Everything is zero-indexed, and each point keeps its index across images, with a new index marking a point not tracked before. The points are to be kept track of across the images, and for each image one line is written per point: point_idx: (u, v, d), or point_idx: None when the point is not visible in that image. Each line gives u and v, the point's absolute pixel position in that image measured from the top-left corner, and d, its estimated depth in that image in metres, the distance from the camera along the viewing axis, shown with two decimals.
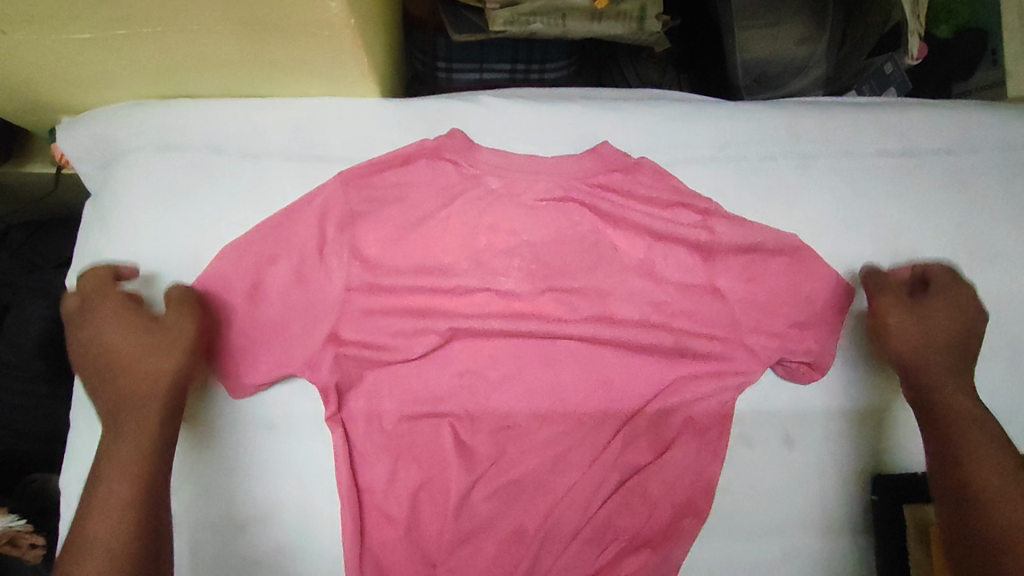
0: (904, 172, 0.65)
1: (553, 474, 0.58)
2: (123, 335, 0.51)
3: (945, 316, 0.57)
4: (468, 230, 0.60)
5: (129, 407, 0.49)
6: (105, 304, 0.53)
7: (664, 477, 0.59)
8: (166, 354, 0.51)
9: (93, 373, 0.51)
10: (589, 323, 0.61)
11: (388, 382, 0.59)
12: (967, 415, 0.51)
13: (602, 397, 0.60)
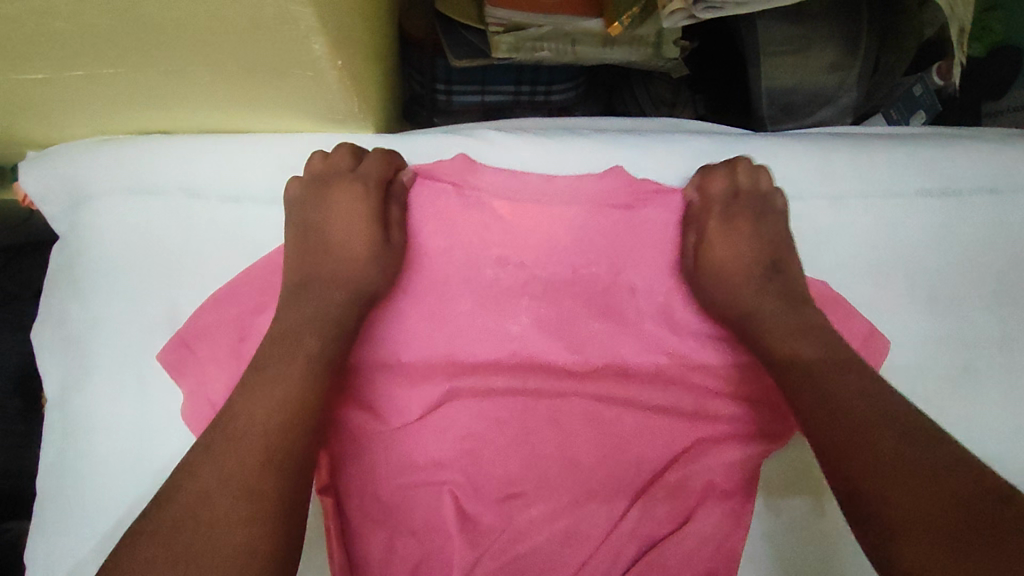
0: (944, 212, 0.60)
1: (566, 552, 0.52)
2: (349, 230, 0.55)
3: (736, 250, 0.58)
4: (471, 267, 0.57)
5: (310, 309, 0.51)
6: (356, 193, 0.55)
7: (686, 553, 0.52)
8: (374, 265, 0.54)
9: (310, 244, 0.54)
10: (601, 375, 0.56)
11: (382, 447, 0.53)
12: (815, 364, 0.49)
13: (617, 461, 0.54)
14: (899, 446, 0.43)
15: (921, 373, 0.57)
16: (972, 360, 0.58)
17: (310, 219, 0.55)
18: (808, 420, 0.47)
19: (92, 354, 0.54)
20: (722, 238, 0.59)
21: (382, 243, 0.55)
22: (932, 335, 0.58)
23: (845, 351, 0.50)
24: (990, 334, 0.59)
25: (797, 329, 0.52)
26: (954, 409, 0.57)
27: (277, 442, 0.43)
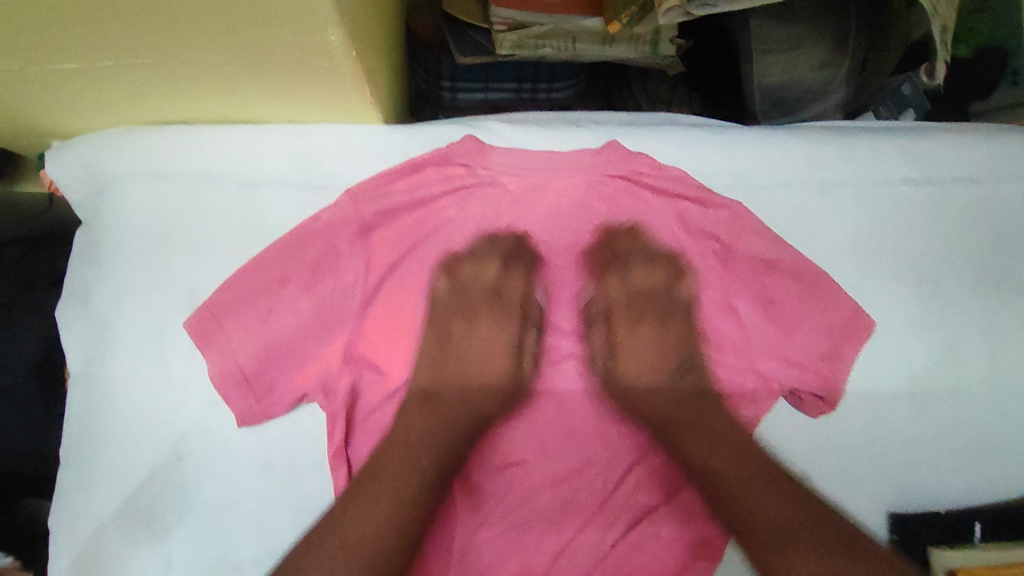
0: (926, 200, 0.63)
1: (565, 520, 0.57)
2: (487, 359, 0.61)
3: (641, 345, 0.63)
4: (483, 243, 0.60)
5: (450, 421, 0.58)
6: (508, 331, 0.61)
7: (674, 519, 0.57)
8: (501, 399, 0.59)
9: (440, 336, 0.60)
10: (598, 358, 0.61)
11: (393, 416, 0.57)
12: (728, 462, 0.57)
13: (611, 433, 0.59)
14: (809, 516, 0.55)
15: (904, 353, 0.61)
16: (954, 340, 0.62)
17: (450, 342, 0.61)
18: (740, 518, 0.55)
19: (115, 330, 0.56)
20: (628, 337, 0.63)
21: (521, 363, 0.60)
22: (914, 316, 0.62)
23: (751, 446, 0.57)
24: (970, 317, 0.62)
25: (731, 440, 0.57)
26: (930, 385, 0.61)
27: (409, 477, 0.55)
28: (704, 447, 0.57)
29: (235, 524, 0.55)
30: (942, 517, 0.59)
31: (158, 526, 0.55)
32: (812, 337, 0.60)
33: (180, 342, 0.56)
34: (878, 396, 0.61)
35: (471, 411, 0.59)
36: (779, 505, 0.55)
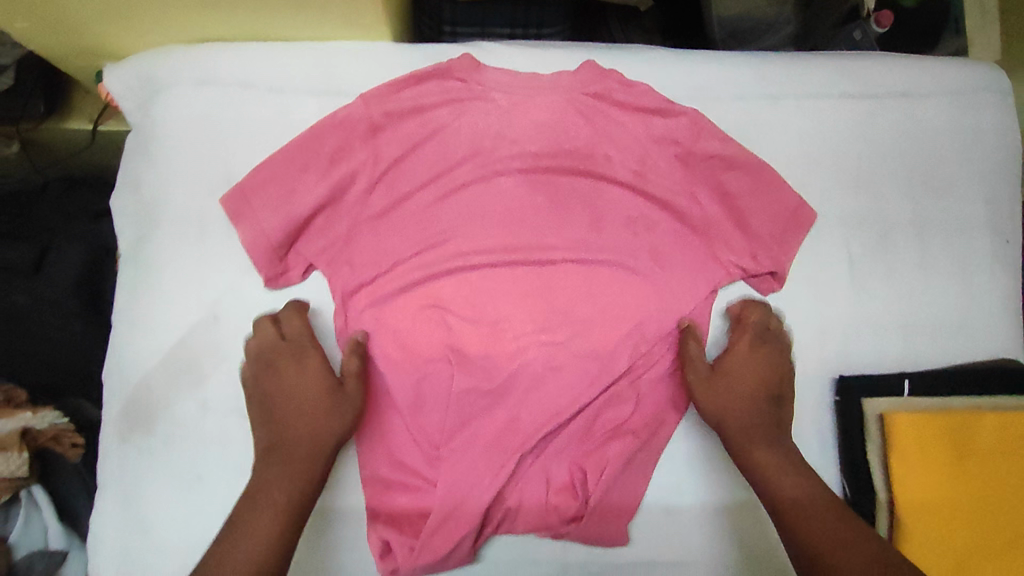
0: (865, 110, 0.72)
1: (551, 380, 0.66)
2: (300, 397, 0.60)
3: (753, 366, 0.64)
4: (475, 137, 0.67)
5: (291, 447, 0.58)
6: (312, 361, 0.62)
7: (641, 376, 0.67)
8: (328, 418, 0.60)
9: (270, 398, 0.60)
10: (585, 247, 0.68)
11: (399, 287, 0.66)
12: (781, 470, 0.60)
13: (589, 304, 0.67)
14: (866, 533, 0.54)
15: (842, 240, 0.70)
16: (887, 231, 0.71)
17: (267, 393, 0.61)
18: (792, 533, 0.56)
19: (162, 212, 0.66)
20: (718, 383, 0.63)
21: (340, 386, 0.61)
22: (851, 211, 0.71)
23: (802, 461, 0.61)
24: (901, 213, 0.71)
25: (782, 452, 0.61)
26: (868, 269, 0.70)
27: (284, 507, 0.56)
28: (771, 453, 0.61)
29: None
30: (883, 380, 0.66)
31: (198, 373, 0.64)
32: (765, 228, 0.69)
33: (216, 221, 0.66)
34: (821, 278, 0.70)
35: (309, 439, 0.59)
36: (812, 501, 0.57)
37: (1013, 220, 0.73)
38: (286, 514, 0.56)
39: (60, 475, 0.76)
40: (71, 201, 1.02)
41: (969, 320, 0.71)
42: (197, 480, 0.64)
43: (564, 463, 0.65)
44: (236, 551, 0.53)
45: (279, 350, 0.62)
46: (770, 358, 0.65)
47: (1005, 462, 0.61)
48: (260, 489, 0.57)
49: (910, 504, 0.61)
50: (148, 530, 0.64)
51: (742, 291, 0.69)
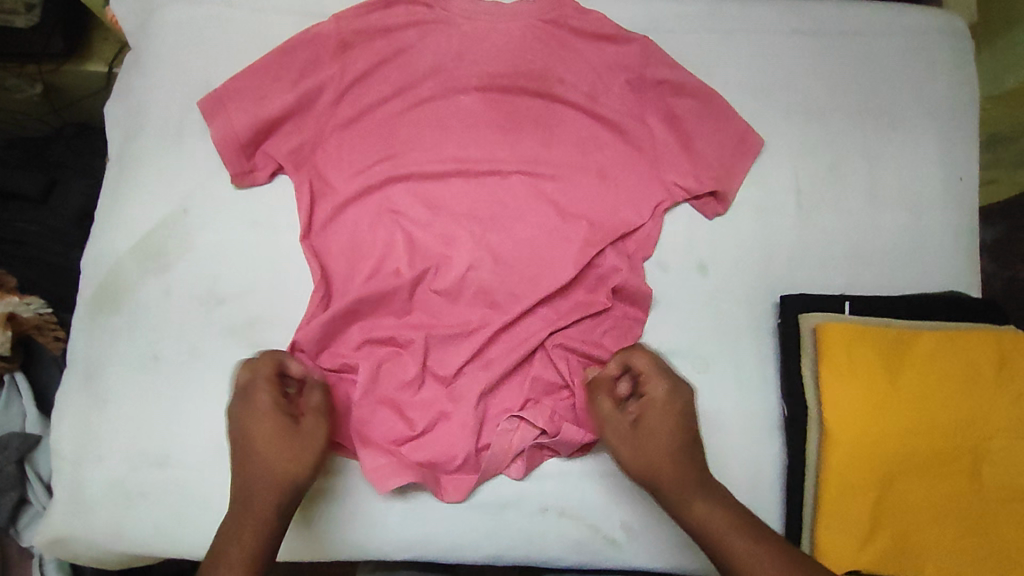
0: (815, 47, 0.74)
1: (494, 287, 0.68)
2: (268, 431, 0.57)
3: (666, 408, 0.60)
4: (437, 59, 0.72)
5: (256, 495, 0.56)
6: (260, 397, 0.58)
7: (584, 284, 0.69)
8: (294, 464, 0.57)
9: (237, 446, 0.58)
10: (535, 166, 0.71)
11: (355, 193, 0.69)
12: (732, 528, 0.55)
13: (537, 216, 0.70)
14: None
15: (790, 169, 0.72)
16: (837, 164, 0.72)
17: (235, 439, 0.58)
18: None
19: (148, 115, 0.72)
20: (637, 428, 0.60)
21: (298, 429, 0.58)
22: (801, 141, 0.72)
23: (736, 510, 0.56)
24: (851, 145, 0.72)
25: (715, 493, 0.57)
26: (815, 200, 0.71)
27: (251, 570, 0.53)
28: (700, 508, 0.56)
29: (223, 265, 0.68)
30: (826, 301, 0.66)
31: (165, 261, 0.68)
32: (712, 153, 0.71)
33: (194, 124, 0.71)
34: (767, 205, 0.71)
35: (273, 479, 0.56)
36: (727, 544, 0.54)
37: (970, 159, 0.73)
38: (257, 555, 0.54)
39: (42, 367, 0.81)
40: (82, 142, 1.09)
41: (919, 251, 0.70)
42: (155, 360, 0.67)
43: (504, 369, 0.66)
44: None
45: (261, 386, 0.59)
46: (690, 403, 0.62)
47: (934, 379, 0.60)
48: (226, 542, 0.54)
49: (840, 415, 0.59)
50: (104, 406, 0.66)
51: (688, 212, 0.71)
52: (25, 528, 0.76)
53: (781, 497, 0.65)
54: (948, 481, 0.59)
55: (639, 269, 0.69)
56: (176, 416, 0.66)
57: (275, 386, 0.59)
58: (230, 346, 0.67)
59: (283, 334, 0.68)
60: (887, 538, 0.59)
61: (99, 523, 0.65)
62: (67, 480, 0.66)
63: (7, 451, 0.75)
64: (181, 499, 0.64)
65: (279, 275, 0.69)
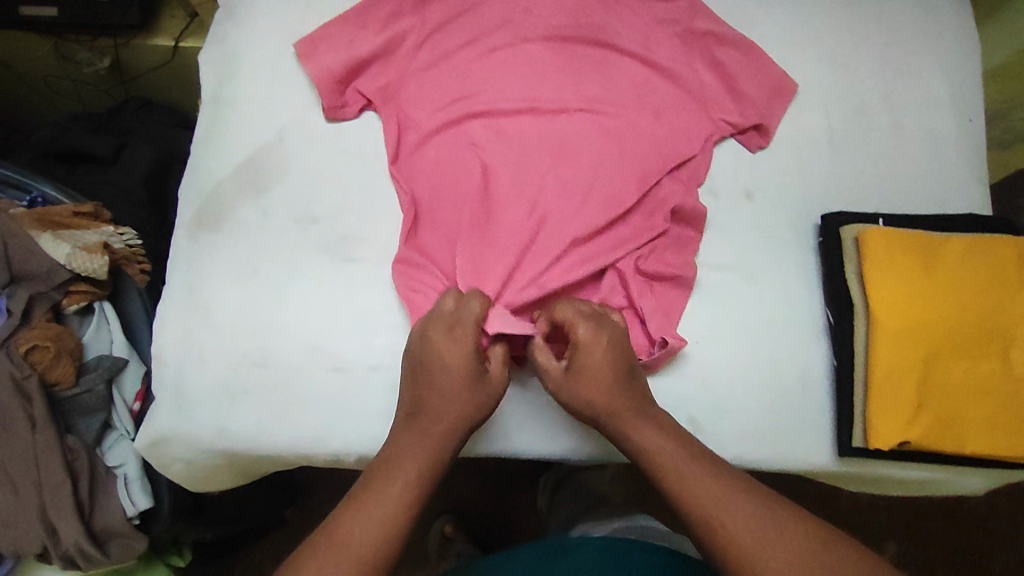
0: (839, 7, 0.84)
1: (569, 205, 0.74)
2: (458, 371, 0.63)
3: (598, 357, 0.63)
4: (506, 11, 0.80)
5: (434, 423, 0.62)
6: (464, 334, 0.64)
7: (646, 206, 0.76)
8: (476, 410, 0.64)
9: (429, 370, 0.64)
10: (597, 103, 0.78)
11: (438, 125, 0.76)
12: (675, 452, 0.60)
13: (602, 146, 0.77)
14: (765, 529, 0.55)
15: (823, 109, 0.80)
16: (864, 106, 0.81)
17: (428, 364, 0.64)
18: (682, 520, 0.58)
19: (242, 57, 0.78)
20: (582, 370, 0.63)
21: (487, 376, 0.65)
22: (831, 85, 0.81)
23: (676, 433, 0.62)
24: (876, 89, 0.81)
25: (657, 426, 0.62)
26: (847, 136, 0.80)
27: (419, 483, 0.60)
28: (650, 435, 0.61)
29: (316, 189, 0.75)
30: (864, 217, 0.74)
31: (261, 184, 0.75)
32: (754, 94, 0.80)
33: (288, 64, 0.78)
34: (804, 140, 0.80)
35: (453, 413, 0.63)
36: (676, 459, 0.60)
37: (978, 104, 0.82)
38: (428, 472, 0.61)
39: (124, 298, 0.85)
40: (146, 115, 1.15)
41: (938, 180, 0.79)
42: (255, 272, 0.73)
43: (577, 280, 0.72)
44: (382, 497, 0.58)
45: (454, 328, 0.64)
46: (606, 359, 0.63)
47: (962, 277, 0.68)
48: (401, 454, 0.61)
49: (884, 304, 0.68)
50: (208, 314, 0.72)
51: (732, 147, 0.80)
52: (109, 450, 0.82)
53: (830, 392, 0.72)
54: (980, 362, 0.67)
55: (693, 195, 0.77)
56: (275, 321, 0.71)
57: (474, 332, 0.64)
58: (324, 260, 0.73)
59: (372, 251, 0.74)
60: (928, 414, 0.67)
61: (203, 420, 0.70)
62: (171, 383, 0.71)
63: (99, 370, 0.79)
64: (281, 397, 0.70)
65: (367, 199, 0.75)
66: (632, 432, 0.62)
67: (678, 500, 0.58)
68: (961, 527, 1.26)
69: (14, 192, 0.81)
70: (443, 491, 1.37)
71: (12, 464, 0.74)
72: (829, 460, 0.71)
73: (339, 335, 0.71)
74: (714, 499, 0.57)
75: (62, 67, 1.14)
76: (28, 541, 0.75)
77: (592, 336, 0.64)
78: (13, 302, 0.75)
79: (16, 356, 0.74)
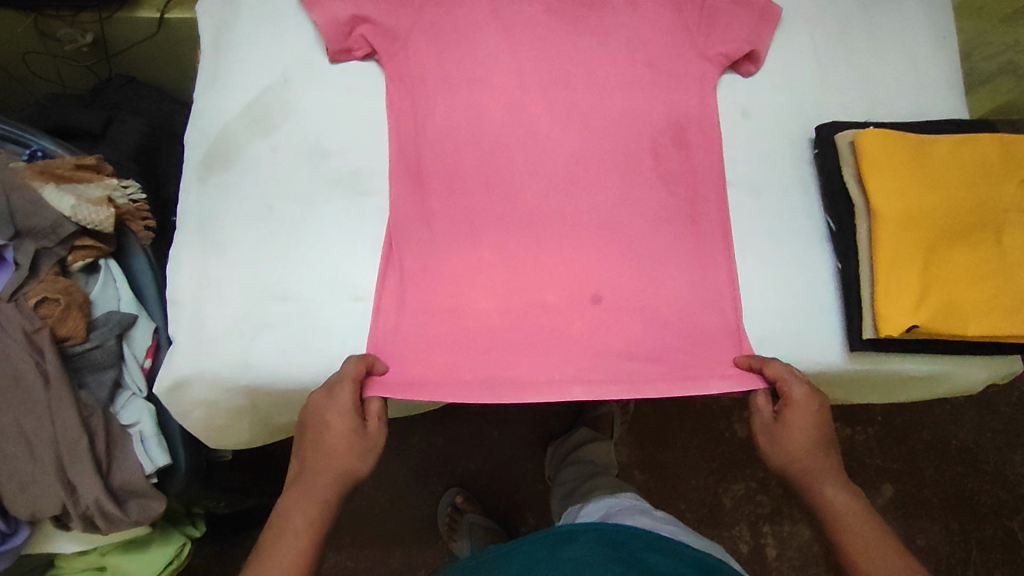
0: None
1: (572, 150, 0.76)
2: (338, 431, 0.64)
3: (803, 435, 0.67)
4: None
5: (320, 481, 0.63)
6: (343, 396, 0.64)
7: (647, 130, 0.77)
8: (361, 460, 0.65)
9: (308, 429, 0.64)
10: (597, 36, 0.79)
11: (444, 56, 0.76)
12: (851, 508, 0.65)
13: (603, 76, 0.78)
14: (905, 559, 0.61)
15: (809, 32, 0.84)
16: (847, 29, 0.85)
17: (307, 421, 0.64)
18: (836, 555, 0.65)
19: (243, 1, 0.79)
20: (786, 440, 0.68)
21: (366, 430, 0.66)
22: (815, 10, 0.85)
23: (854, 491, 0.66)
24: (855, 12, 0.85)
25: (840, 484, 0.67)
26: (831, 58, 0.83)
27: (312, 540, 0.61)
28: (832, 491, 0.66)
29: (324, 129, 0.76)
30: (859, 125, 0.77)
31: (270, 125, 0.76)
32: (752, 16, 0.80)
33: (290, 7, 0.78)
34: (795, 63, 0.83)
35: (337, 469, 0.64)
36: (847, 510, 0.65)
37: (948, 26, 0.88)
38: (320, 530, 0.62)
39: (133, 250, 0.86)
40: (131, 91, 1.14)
41: (918, 95, 0.84)
42: (268, 209, 0.73)
43: (593, 224, 0.74)
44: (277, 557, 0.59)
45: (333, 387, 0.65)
46: (811, 418, 0.67)
47: (953, 171, 0.73)
48: (289, 508, 0.62)
49: (885, 198, 0.71)
50: (224, 252, 0.72)
51: (727, 70, 0.82)
52: (122, 409, 0.80)
53: (836, 293, 0.75)
54: (972, 250, 0.72)
55: (695, 118, 0.78)
56: (291, 258, 0.72)
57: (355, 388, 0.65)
58: (336, 196, 0.74)
59: (384, 183, 0.76)
60: (931, 301, 0.70)
61: (224, 355, 0.69)
62: (188, 324, 0.70)
63: (109, 325, 0.78)
64: (304, 328, 0.70)
65: (376, 133, 0.77)
66: (817, 487, 0.67)
67: (835, 532, 0.65)
68: (948, 463, 1.31)
69: (13, 147, 0.83)
70: (449, 464, 1.28)
71: (27, 421, 0.71)
72: (842, 358, 0.74)
73: (357, 265, 0.73)
74: (868, 540, 0.63)
75: (43, 44, 1.12)
76: (46, 503, 0.72)
77: (808, 396, 0.67)
78: (20, 254, 0.74)
79: (26, 308, 0.72)
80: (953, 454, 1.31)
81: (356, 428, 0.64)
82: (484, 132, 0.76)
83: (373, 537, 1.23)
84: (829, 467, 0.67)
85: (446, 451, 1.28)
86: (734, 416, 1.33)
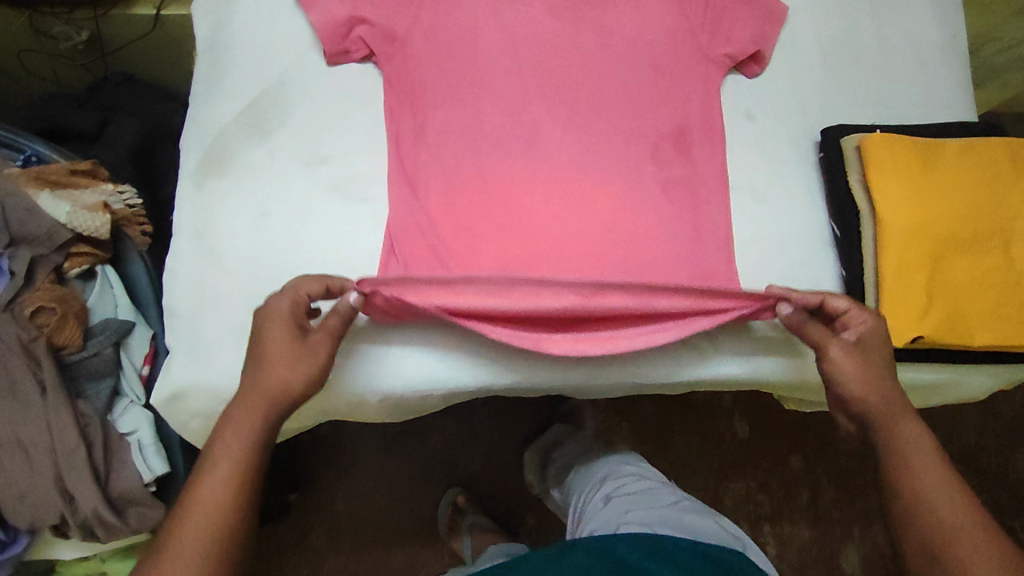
0: None
1: (574, 152, 0.75)
2: (273, 342, 0.60)
3: (875, 365, 0.64)
4: None
5: (256, 399, 0.60)
6: (281, 306, 0.61)
7: (649, 131, 0.76)
8: (296, 376, 0.60)
9: (254, 345, 0.61)
10: (599, 37, 0.78)
11: (445, 58, 0.75)
12: (920, 449, 0.63)
13: (606, 78, 0.77)
14: (964, 505, 0.60)
15: (814, 32, 0.82)
16: (854, 29, 0.83)
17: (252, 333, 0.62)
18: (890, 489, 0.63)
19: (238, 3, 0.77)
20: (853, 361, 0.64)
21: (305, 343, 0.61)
22: (821, 10, 0.83)
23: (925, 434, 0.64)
24: (862, 10, 0.84)
25: (911, 423, 0.64)
26: (838, 58, 0.82)
27: (241, 474, 0.58)
28: (902, 429, 0.64)
29: (321, 133, 0.75)
30: (865, 129, 0.76)
31: (267, 129, 0.74)
32: (756, 19, 0.79)
33: (287, 9, 0.77)
34: (801, 64, 0.81)
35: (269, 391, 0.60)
36: (917, 449, 0.63)
37: (957, 25, 0.86)
38: (248, 462, 0.58)
39: (128, 255, 0.85)
40: (128, 89, 1.13)
41: (926, 96, 0.82)
42: (264, 216, 0.72)
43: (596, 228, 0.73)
44: (209, 473, 0.57)
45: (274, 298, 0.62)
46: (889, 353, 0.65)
47: (961, 175, 0.72)
48: (227, 429, 0.59)
49: (890, 204, 0.70)
50: (220, 259, 0.71)
51: (732, 72, 0.81)
52: (119, 417, 0.79)
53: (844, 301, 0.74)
54: (978, 256, 0.71)
55: (697, 121, 0.77)
56: (288, 265, 0.71)
57: (298, 298, 0.62)
58: (334, 201, 0.73)
59: (382, 189, 0.75)
60: (936, 311, 0.69)
61: (222, 365, 0.68)
62: (186, 333, 0.70)
63: (105, 334, 0.78)
64: None
65: (374, 137, 0.76)
66: (891, 421, 0.64)
67: (895, 466, 0.62)
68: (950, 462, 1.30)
69: (8, 151, 0.82)
70: (450, 462, 1.28)
71: (23, 431, 0.71)
72: None
73: (355, 273, 0.72)
74: (933, 483, 0.61)
75: (37, 41, 1.10)
76: (45, 514, 0.72)
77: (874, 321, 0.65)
78: (15, 263, 0.73)
79: (22, 318, 0.72)
80: (955, 452, 1.31)
81: (291, 339, 0.60)
82: (485, 135, 0.74)
83: (375, 536, 1.23)
84: (901, 406, 0.64)
85: (447, 449, 1.28)
86: (734, 415, 1.33)
